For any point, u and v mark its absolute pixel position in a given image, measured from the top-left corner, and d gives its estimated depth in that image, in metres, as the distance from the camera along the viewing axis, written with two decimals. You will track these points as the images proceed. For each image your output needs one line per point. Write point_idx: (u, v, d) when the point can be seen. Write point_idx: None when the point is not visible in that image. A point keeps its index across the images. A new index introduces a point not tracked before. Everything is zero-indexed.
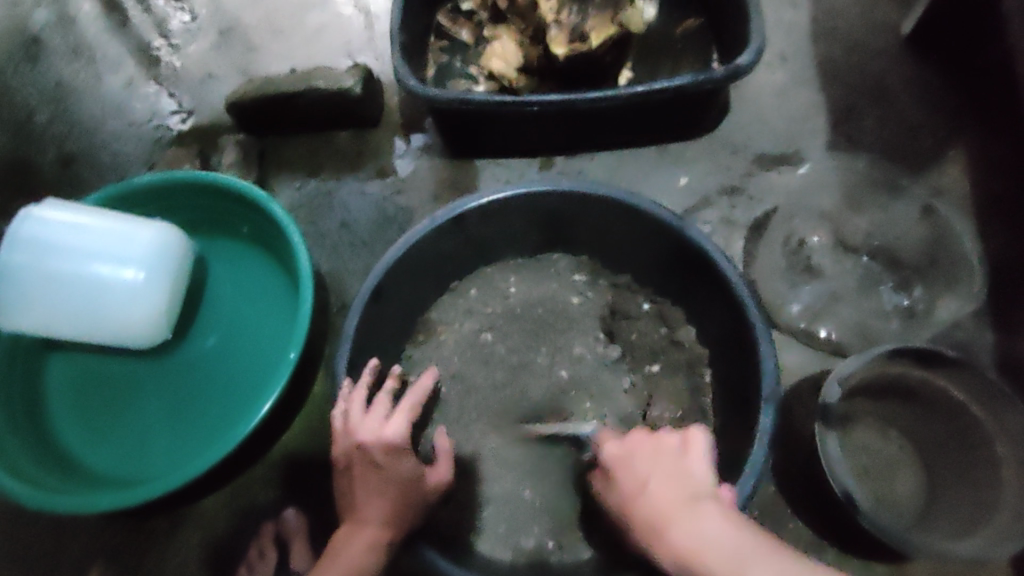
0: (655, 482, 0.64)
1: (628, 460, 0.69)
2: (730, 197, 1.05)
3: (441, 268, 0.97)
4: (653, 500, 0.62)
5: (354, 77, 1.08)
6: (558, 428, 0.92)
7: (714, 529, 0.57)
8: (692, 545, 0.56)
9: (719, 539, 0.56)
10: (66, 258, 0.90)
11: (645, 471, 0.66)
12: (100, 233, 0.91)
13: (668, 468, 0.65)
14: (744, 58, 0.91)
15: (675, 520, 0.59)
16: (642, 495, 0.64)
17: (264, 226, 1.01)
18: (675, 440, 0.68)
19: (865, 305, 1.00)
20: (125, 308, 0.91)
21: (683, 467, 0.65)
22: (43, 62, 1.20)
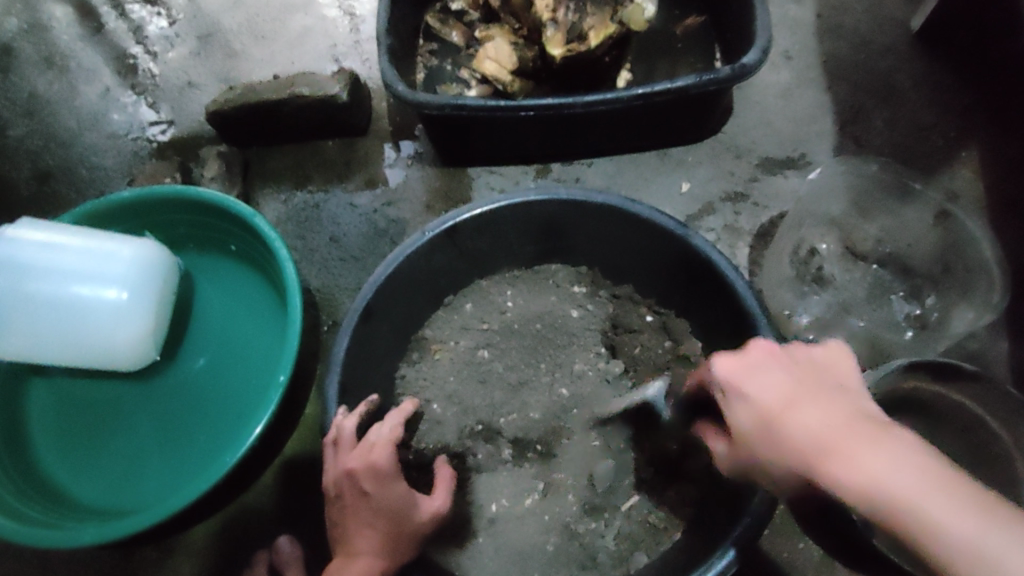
0: (801, 403, 0.54)
1: (752, 379, 0.57)
2: (735, 204, 1.02)
3: (434, 284, 0.93)
4: (804, 424, 0.53)
5: (341, 83, 1.04)
6: (627, 401, 0.88)
7: (901, 447, 0.49)
8: (883, 468, 0.48)
9: (909, 460, 0.49)
10: (44, 279, 0.86)
11: (779, 384, 0.56)
12: (79, 251, 0.87)
13: (811, 385, 0.56)
14: (750, 56, 0.87)
15: (856, 449, 0.50)
16: (794, 415, 0.54)
17: (251, 242, 0.97)
18: (810, 355, 0.60)
19: (877, 316, 0.96)
20: (107, 329, 0.86)
21: (823, 380, 0.57)
22: (17, 75, 1.20)
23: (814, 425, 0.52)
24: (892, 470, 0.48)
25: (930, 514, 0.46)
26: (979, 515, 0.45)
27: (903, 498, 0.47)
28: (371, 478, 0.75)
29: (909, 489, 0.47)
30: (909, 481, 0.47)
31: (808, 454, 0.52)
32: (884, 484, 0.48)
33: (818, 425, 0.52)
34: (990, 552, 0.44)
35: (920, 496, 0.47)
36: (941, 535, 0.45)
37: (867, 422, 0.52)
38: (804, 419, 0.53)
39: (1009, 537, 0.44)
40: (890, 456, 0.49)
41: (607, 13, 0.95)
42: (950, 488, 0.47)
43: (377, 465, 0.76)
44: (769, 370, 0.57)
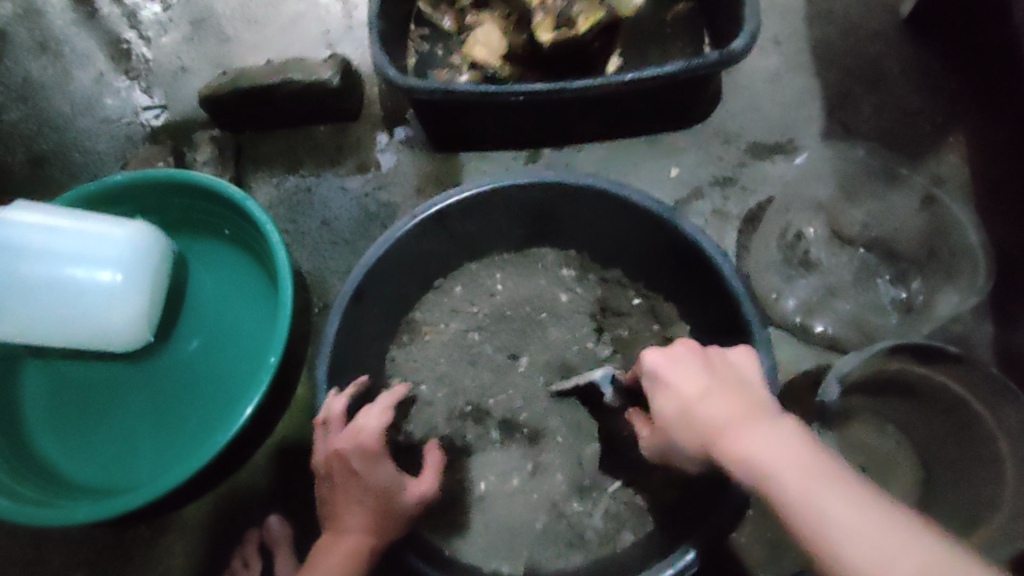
0: (711, 396, 0.61)
1: (671, 370, 0.65)
2: (723, 188, 1.02)
3: (424, 267, 0.94)
4: (711, 413, 0.60)
5: (333, 69, 1.04)
6: (575, 379, 0.88)
7: (777, 432, 0.57)
8: (757, 446, 0.57)
9: (781, 445, 0.56)
10: (38, 261, 0.87)
11: (692, 379, 0.63)
12: (73, 234, 0.88)
13: (723, 382, 0.63)
14: (738, 42, 0.88)
15: (743, 433, 0.58)
16: (699, 403, 0.61)
17: (243, 226, 0.98)
18: (725, 358, 0.67)
19: (862, 299, 0.97)
20: (101, 312, 0.87)
21: (738, 382, 0.63)
22: (11, 59, 1.21)
23: (719, 412, 0.60)
24: (766, 440, 0.57)
25: (791, 486, 0.54)
26: (824, 485, 0.53)
27: (767, 463, 0.55)
28: (362, 459, 0.77)
29: (777, 463, 0.55)
30: (773, 452, 0.56)
31: (706, 433, 0.60)
32: (761, 455, 0.56)
33: (719, 411, 0.60)
34: (826, 518, 0.52)
35: (787, 471, 0.54)
36: (802, 502, 0.53)
37: (759, 413, 0.60)
38: (710, 408, 0.61)
39: (849, 498, 0.52)
40: (769, 438, 0.57)
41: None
42: (810, 467, 0.54)
43: (367, 447, 0.77)
44: (688, 364, 0.64)
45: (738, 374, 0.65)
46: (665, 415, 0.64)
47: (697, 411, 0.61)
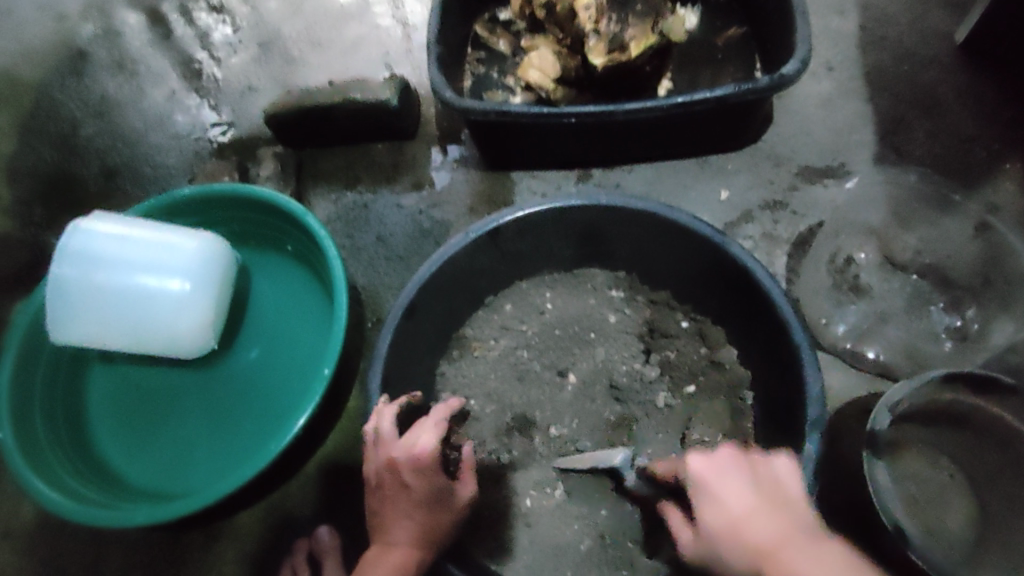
0: (762, 519, 0.58)
1: (713, 483, 0.61)
2: (774, 212, 1.03)
3: (475, 284, 0.96)
4: (756, 532, 0.57)
5: (391, 89, 1.08)
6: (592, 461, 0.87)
7: (835, 558, 0.55)
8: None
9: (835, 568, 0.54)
10: (115, 270, 0.91)
11: (739, 495, 0.60)
12: (146, 244, 0.92)
13: (768, 503, 0.59)
14: (789, 67, 0.89)
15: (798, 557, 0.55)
16: (747, 525, 0.58)
17: (303, 242, 1.02)
18: (769, 466, 0.63)
19: (914, 327, 0.96)
20: (171, 318, 0.92)
21: (790, 507, 0.59)
22: (89, 78, 1.28)
23: (770, 534, 0.57)
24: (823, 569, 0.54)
25: None
26: None
27: None
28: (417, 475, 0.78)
29: None
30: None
31: (756, 553, 0.57)
32: None
33: (775, 535, 0.57)
34: None
35: None
36: None
37: (811, 540, 0.56)
38: (758, 529, 0.57)
39: None
40: (825, 563, 0.54)
41: (649, 24, 0.96)
42: None
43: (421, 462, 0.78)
44: (735, 480, 0.61)
45: (785, 495, 0.61)
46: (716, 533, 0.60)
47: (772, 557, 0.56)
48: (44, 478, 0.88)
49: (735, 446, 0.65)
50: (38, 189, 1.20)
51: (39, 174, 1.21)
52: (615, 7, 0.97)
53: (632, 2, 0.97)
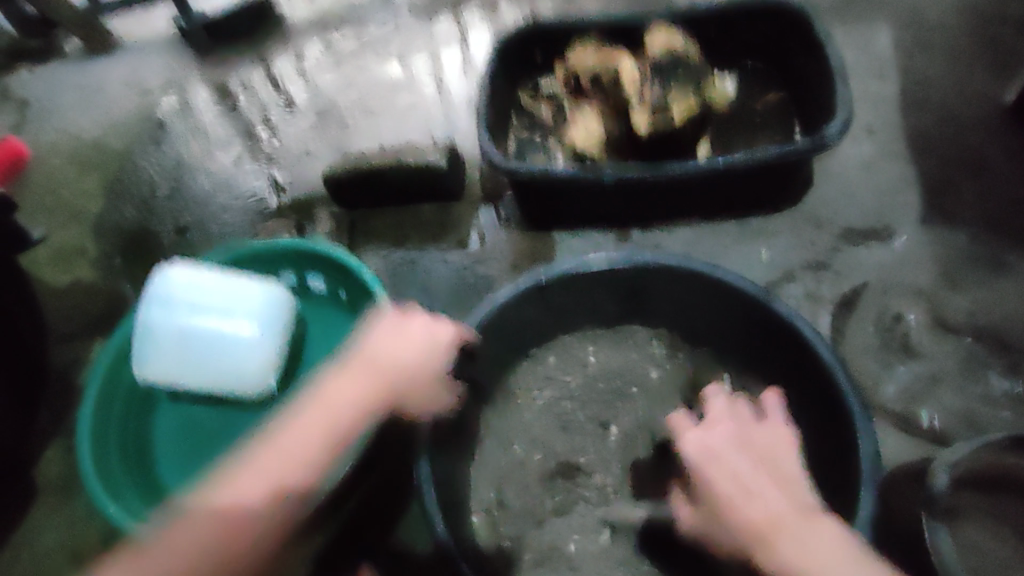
0: (758, 502, 0.68)
1: (712, 463, 0.72)
2: (816, 273, 1.02)
3: (521, 339, 0.98)
4: (747, 511, 0.67)
5: (439, 152, 1.16)
6: (643, 512, 0.89)
7: (821, 542, 0.64)
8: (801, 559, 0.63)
9: (820, 550, 0.63)
10: (192, 315, 0.92)
11: (736, 477, 0.70)
12: (222, 291, 0.93)
13: (763, 482, 0.69)
14: (830, 129, 0.92)
15: (784, 537, 0.65)
16: (740, 501, 0.68)
17: (356, 292, 1.05)
18: (761, 445, 0.74)
19: (973, 390, 0.92)
20: (235, 361, 0.92)
21: (784, 487, 0.69)
22: (165, 144, 1.42)
23: (759, 513, 0.67)
24: (814, 554, 0.63)
25: None
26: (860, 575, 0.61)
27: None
28: (392, 372, 0.73)
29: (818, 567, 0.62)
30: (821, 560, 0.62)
31: (750, 538, 0.66)
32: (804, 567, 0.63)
33: (768, 515, 0.66)
34: None
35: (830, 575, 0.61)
36: None
37: (796, 514, 0.66)
38: (752, 510, 0.67)
39: None
40: (813, 540, 0.64)
41: (691, 90, 1.02)
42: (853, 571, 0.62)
43: (398, 364, 0.73)
44: (730, 462, 0.71)
45: (781, 475, 0.71)
46: (707, 498, 0.71)
47: (742, 503, 0.68)
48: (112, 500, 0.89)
49: (732, 420, 0.76)
50: (117, 243, 1.29)
51: (119, 229, 1.31)
52: (659, 76, 1.02)
53: (674, 72, 1.02)
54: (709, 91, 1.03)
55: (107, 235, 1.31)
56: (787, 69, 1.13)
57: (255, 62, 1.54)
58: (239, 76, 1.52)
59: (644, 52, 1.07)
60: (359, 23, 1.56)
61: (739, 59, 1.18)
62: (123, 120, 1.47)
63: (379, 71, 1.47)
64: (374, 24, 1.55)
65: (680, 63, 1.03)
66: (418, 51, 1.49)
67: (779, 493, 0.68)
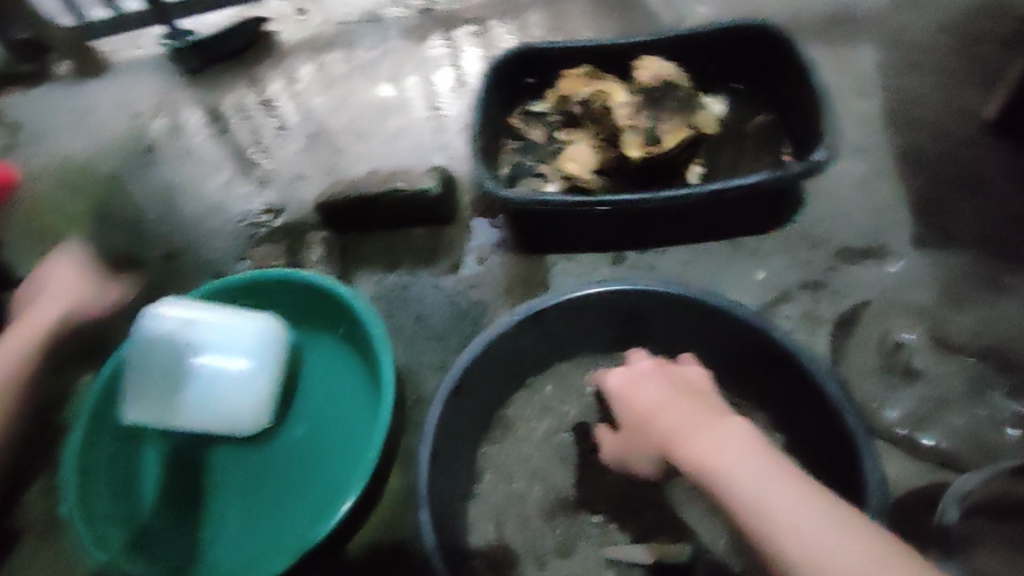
0: (667, 406, 0.75)
1: (632, 388, 0.81)
2: (814, 292, 1.01)
3: (517, 368, 0.96)
4: (659, 415, 0.75)
5: (433, 179, 1.15)
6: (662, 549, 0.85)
7: (717, 433, 0.68)
8: (694, 444, 0.68)
9: (715, 440, 0.67)
10: (184, 351, 0.90)
11: (650, 394, 0.78)
12: (214, 327, 0.92)
13: (677, 395, 0.77)
14: (822, 154, 0.92)
15: (686, 430, 0.71)
16: (653, 408, 0.76)
17: (354, 325, 1.02)
18: (679, 371, 0.82)
19: (978, 412, 0.91)
20: (237, 391, 0.90)
21: (697, 396, 0.76)
22: (154, 170, 1.43)
23: (666, 416, 0.74)
24: (706, 441, 0.68)
25: (709, 464, 0.66)
26: (745, 456, 0.65)
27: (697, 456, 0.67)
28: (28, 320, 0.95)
29: (708, 452, 0.67)
30: (711, 445, 0.67)
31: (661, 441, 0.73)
32: (697, 454, 0.67)
33: (674, 415, 0.73)
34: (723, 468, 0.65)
35: (716, 457, 0.66)
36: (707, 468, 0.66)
37: (701, 412, 0.72)
38: (663, 414, 0.74)
39: (760, 471, 0.63)
40: (711, 433, 0.69)
41: (682, 120, 1.02)
42: (738, 451, 0.66)
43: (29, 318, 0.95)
44: (644, 382, 0.80)
45: (700, 392, 0.78)
46: (624, 416, 0.81)
47: (649, 413, 0.76)
48: (98, 538, 0.87)
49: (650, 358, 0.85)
50: None
51: None
52: (649, 104, 1.03)
53: (664, 101, 1.03)
54: (699, 118, 1.04)
55: None
56: (774, 91, 1.12)
57: (247, 86, 1.54)
58: (230, 98, 1.52)
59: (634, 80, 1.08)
60: (349, 46, 1.56)
61: (728, 82, 1.18)
62: (116, 148, 1.48)
63: (370, 93, 1.47)
64: (365, 47, 1.55)
65: (669, 92, 1.04)
66: (409, 73, 1.48)
67: (679, 401, 0.75)
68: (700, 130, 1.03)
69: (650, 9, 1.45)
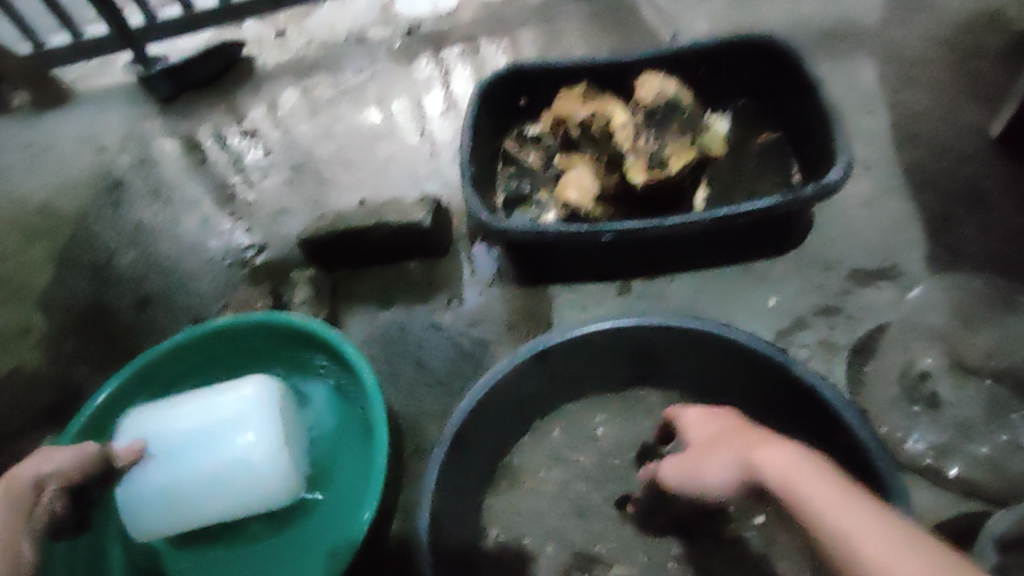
0: (737, 430, 0.71)
1: (701, 420, 0.77)
2: (828, 318, 0.98)
3: (523, 410, 0.92)
4: (729, 437, 0.70)
5: (425, 210, 1.10)
6: None
7: (791, 449, 0.63)
8: (767, 457, 0.63)
9: (790, 454, 0.62)
10: (164, 448, 0.86)
11: (721, 420, 0.75)
12: (192, 414, 0.88)
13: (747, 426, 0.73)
14: (833, 175, 0.89)
15: (755, 445, 0.66)
16: (719, 432, 0.73)
17: (347, 376, 0.96)
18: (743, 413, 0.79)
19: (1002, 438, 0.88)
20: (239, 463, 0.85)
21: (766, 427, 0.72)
22: (125, 207, 1.35)
23: (739, 437, 0.69)
24: (778, 456, 0.63)
25: (783, 470, 0.61)
26: (820, 472, 0.60)
27: (765, 466, 0.63)
28: None
29: (779, 463, 0.62)
30: (785, 460, 0.62)
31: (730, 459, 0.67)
32: (769, 465, 0.62)
33: (742, 435, 0.69)
34: (795, 476, 0.60)
35: (789, 469, 0.60)
36: (778, 478, 0.61)
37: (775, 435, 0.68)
38: (734, 437, 0.70)
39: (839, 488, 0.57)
40: (780, 451, 0.64)
41: (687, 141, 0.98)
42: (813, 467, 0.60)
43: None
44: (713, 414, 0.77)
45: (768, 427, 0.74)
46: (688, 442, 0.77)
47: (716, 437, 0.72)
48: None
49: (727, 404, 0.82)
50: (71, 323, 1.18)
51: (69, 303, 1.19)
52: (652, 127, 0.99)
53: (667, 122, 1.00)
54: (704, 140, 1.01)
55: (57, 312, 1.17)
56: (781, 108, 1.09)
57: (228, 114, 1.48)
58: (207, 126, 1.47)
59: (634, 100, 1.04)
60: (334, 70, 1.50)
61: (731, 99, 1.15)
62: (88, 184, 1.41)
63: (357, 119, 1.42)
64: (350, 71, 1.49)
65: (673, 112, 1.00)
66: (397, 96, 1.43)
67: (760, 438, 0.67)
68: (706, 150, 1.00)
69: (644, 26, 1.42)
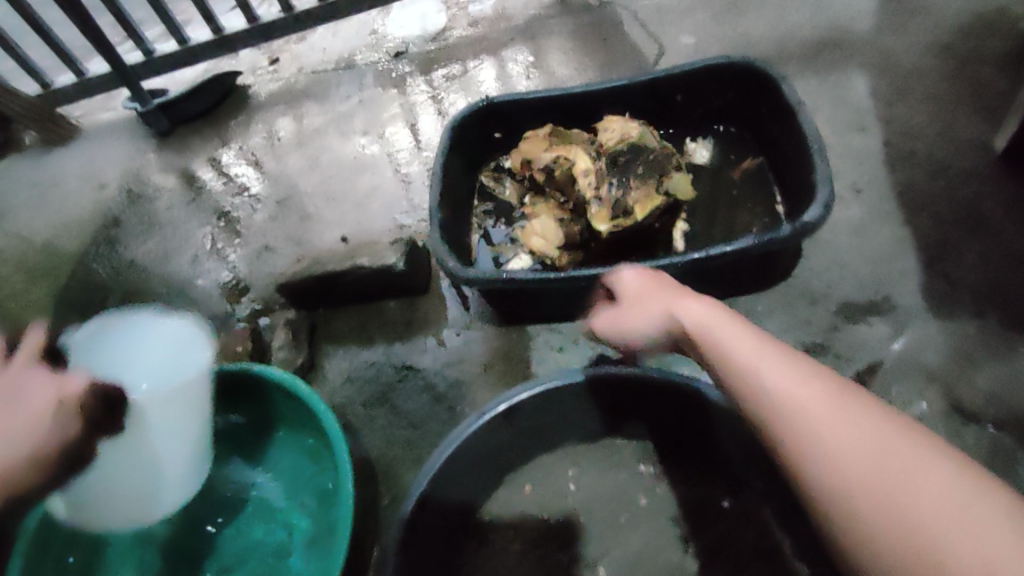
0: (659, 289, 0.73)
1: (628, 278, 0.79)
2: (815, 356, 0.93)
3: (495, 464, 0.89)
4: (654, 296, 0.72)
5: (396, 253, 1.08)
6: None
7: (707, 305, 0.66)
8: (694, 315, 0.65)
9: (706, 311, 0.65)
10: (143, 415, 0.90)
11: (646, 280, 0.76)
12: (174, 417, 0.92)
13: (667, 281, 0.75)
14: (812, 213, 0.83)
15: (678, 303, 0.68)
16: (645, 291, 0.75)
17: (316, 426, 0.94)
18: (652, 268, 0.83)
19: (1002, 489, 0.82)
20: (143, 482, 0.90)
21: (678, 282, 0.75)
22: (119, 245, 1.39)
23: (667, 299, 0.70)
24: (697, 311, 0.65)
25: (712, 332, 0.62)
26: (737, 327, 0.61)
27: (699, 328, 0.64)
28: None
29: (709, 324, 0.63)
30: (703, 314, 0.64)
31: (664, 317, 0.69)
32: (700, 323, 0.64)
33: (670, 295, 0.71)
34: (718, 334, 0.61)
35: (717, 328, 0.62)
36: (710, 338, 0.62)
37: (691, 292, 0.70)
38: (659, 297, 0.72)
39: (762, 344, 0.59)
40: (699, 308, 0.65)
41: (653, 185, 0.95)
42: (728, 321, 0.62)
43: None
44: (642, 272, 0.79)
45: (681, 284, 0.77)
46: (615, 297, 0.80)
47: (645, 293, 0.74)
48: None
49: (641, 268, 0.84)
50: None
51: None
52: (615, 171, 0.95)
53: (632, 165, 0.96)
54: (670, 184, 0.97)
55: None
56: (761, 134, 1.05)
57: (219, 147, 1.48)
58: (198, 160, 1.47)
59: (597, 144, 1.00)
60: (322, 97, 1.50)
61: (711, 124, 1.11)
62: (86, 225, 1.42)
63: (342, 149, 1.41)
64: (337, 98, 1.48)
65: (637, 156, 0.96)
66: (383, 124, 1.42)
67: (682, 304, 0.69)
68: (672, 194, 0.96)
69: (630, 41, 1.38)
